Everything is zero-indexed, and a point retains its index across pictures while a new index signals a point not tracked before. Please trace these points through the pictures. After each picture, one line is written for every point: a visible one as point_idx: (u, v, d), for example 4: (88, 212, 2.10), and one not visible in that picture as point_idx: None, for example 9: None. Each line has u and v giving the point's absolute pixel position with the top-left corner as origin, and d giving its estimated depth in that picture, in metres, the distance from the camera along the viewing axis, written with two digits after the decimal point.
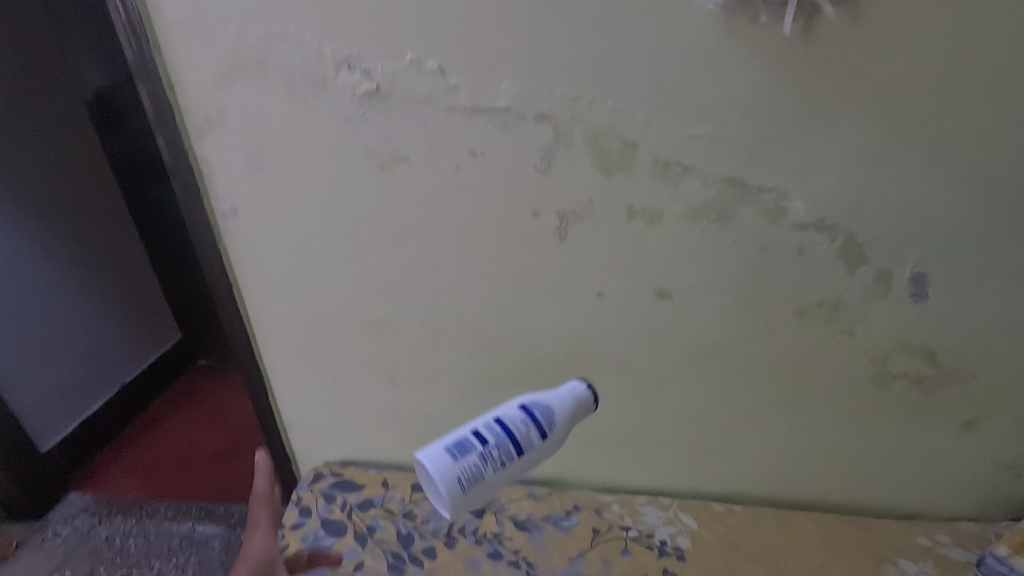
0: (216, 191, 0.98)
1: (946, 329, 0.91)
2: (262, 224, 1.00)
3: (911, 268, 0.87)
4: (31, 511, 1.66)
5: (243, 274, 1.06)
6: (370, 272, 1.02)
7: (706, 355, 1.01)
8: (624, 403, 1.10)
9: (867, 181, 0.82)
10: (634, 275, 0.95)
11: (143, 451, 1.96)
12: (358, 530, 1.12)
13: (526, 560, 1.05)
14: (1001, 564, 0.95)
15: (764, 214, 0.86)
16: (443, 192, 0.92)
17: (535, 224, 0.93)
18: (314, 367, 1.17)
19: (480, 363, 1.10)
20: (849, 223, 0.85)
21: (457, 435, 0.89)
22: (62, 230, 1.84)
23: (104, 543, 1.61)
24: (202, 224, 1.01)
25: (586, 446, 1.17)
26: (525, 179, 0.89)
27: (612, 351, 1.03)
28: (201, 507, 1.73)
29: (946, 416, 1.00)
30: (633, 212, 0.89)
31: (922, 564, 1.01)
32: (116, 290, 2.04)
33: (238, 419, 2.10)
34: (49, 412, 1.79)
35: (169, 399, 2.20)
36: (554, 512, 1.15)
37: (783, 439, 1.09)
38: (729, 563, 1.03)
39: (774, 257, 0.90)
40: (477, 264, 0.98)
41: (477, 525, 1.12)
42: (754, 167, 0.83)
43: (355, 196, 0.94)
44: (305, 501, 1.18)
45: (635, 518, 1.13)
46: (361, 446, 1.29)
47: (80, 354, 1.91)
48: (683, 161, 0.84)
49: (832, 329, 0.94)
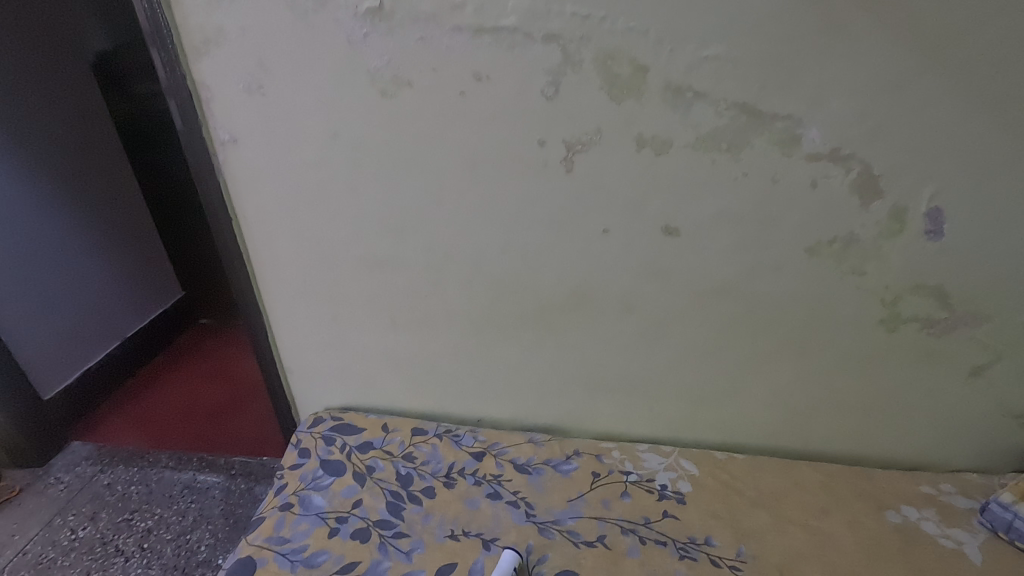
0: (214, 118, 0.96)
1: (959, 269, 0.90)
2: (263, 152, 0.98)
3: (927, 203, 0.86)
4: (35, 457, 1.66)
5: (242, 207, 1.05)
6: (372, 206, 1.00)
7: (713, 295, 0.99)
8: (627, 346, 1.08)
9: (885, 107, 0.80)
10: (641, 209, 0.93)
11: (144, 404, 1.95)
12: (357, 470, 1.11)
13: (525, 501, 1.04)
14: (1005, 510, 0.94)
15: (778, 143, 0.84)
16: (447, 119, 0.90)
17: (541, 153, 0.91)
18: (314, 307, 1.16)
19: (481, 303, 1.08)
20: (865, 153, 0.83)
21: None
22: (75, 183, 1.83)
23: (105, 490, 1.61)
24: (203, 154, 0.99)
25: (587, 392, 1.16)
26: (531, 105, 0.87)
27: (617, 291, 1.02)
28: (202, 457, 1.73)
29: (956, 362, 0.98)
30: (642, 140, 0.87)
31: (926, 510, 1.00)
32: (122, 246, 2.03)
33: (238, 377, 2.10)
34: (54, 361, 1.78)
35: (169, 357, 2.20)
36: (554, 457, 1.14)
37: (788, 386, 1.07)
38: (730, 507, 1.02)
39: (787, 191, 0.87)
40: (481, 197, 0.96)
41: (477, 468, 1.11)
42: (769, 92, 0.81)
43: (357, 123, 0.92)
44: (304, 442, 1.17)
45: (635, 464, 1.12)
46: (360, 392, 1.28)
47: (86, 308, 1.91)
48: (695, 85, 0.82)
49: (844, 268, 0.92)
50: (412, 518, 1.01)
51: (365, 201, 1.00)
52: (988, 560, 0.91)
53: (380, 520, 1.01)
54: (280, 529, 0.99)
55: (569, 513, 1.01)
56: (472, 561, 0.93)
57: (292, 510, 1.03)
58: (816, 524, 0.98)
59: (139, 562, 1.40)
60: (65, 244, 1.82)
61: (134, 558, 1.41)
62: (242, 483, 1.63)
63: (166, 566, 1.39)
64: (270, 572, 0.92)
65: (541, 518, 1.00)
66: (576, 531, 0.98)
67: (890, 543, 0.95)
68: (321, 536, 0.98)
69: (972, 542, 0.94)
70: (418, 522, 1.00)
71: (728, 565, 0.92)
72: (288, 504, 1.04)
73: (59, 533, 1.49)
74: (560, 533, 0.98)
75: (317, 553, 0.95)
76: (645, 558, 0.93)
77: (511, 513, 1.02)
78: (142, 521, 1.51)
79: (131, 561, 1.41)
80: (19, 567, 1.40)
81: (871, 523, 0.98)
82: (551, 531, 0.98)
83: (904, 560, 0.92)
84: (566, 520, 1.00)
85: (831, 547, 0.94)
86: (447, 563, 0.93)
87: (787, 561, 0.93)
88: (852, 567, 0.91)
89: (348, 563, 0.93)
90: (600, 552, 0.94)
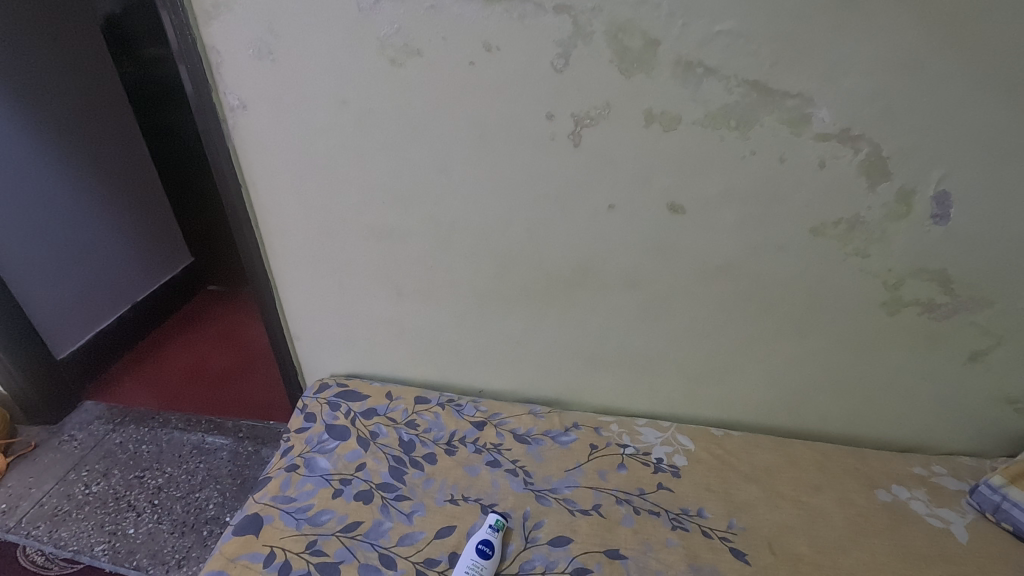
0: (224, 83, 0.97)
1: (964, 254, 0.90)
2: (273, 119, 0.99)
3: (935, 186, 0.85)
4: (49, 415, 1.71)
5: (252, 174, 1.06)
6: (380, 176, 1.01)
7: (715, 273, 1.00)
8: (629, 322, 1.09)
9: (898, 87, 0.79)
10: (647, 185, 0.93)
11: (154, 366, 2.00)
12: (361, 435, 1.14)
13: (524, 469, 1.07)
14: (994, 492, 0.96)
15: (787, 121, 0.84)
16: (456, 89, 0.90)
17: (549, 127, 0.91)
18: (321, 275, 1.17)
19: (486, 275, 1.09)
20: (874, 134, 0.83)
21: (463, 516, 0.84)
22: (87, 146, 1.84)
23: (117, 448, 1.66)
24: (213, 120, 1.00)
25: (588, 366, 1.18)
26: (540, 77, 0.86)
27: (620, 266, 1.02)
28: (210, 420, 1.77)
29: (956, 346, 0.99)
30: (651, 116, 0.87)
31: (916, 490, 1.02)
32: (132, 211, 2.05)
33: (245, 343, 2.14)
34: (66, 322, 1.82)
35: (177, 322, 2.23)
36: (553, 428, 1.16)
37: (787, 365, 1.08)
38: (724, 481, 1.04)
39: (794, 170, 0.87)
40: (487, 168, 0.96)
41: (477, 436, 1.14)
42: (781, 69, 0.80)
43: (367, 91, 0.93)
44: (310, 407, 1.21)
45: (633, 437, 1.14)
46: (365, 359, 1.30)
47: (98, 271, 1.94)
48: (706, 61, 0.81)
49: (847, 250, 0.93)
50: (413, 483, 1.04)
51: (373, 169, 1.00)
52: (973, 539, 0.93)
53: (382, 484, 1.04)
54: (286, 489, 1.03)
55: (565, 483, 1.04)
56: (470, 524, 0.96)
57: (298, 472, 1.06)
58: (807, 500, 1.01)
59: (150, 517, 1.45)
60: (77, 207, 1.84)
61: (145, 513, 1.46)
62: (249, 446, 1.67)
63: (176, 522, 1.44)
64: (276, 528, 0.95)
65: (538, 486, 1.03)
66: (572, 499, 1.01)
67: (879, 520, 0.97)
68: (326, 497, 1.01)
69: (959, 521, 0.96)
70: (420, 487, 1.03)
71: (720, 536, 0.94)
72: (295, 466, 1.07)
73: (74, 487, 1.54)
74: (557, 500, 1.01)
75: (322, 513, 0.98)
76: (638, 526, 0.96)
77: (509, 481, 1.04)
78: (153, 479, 1.56)
79: (142, 516, 1.45)
80: (35, 518, 1.45)
81: (861, 501, 1.00)
82: (548, 498, 1.01)
83: (891, 536, 0.94)
84: (563, 488, 1.03)
85: (820, 522, 0.97)
86: (446, 526, 0.96)
87: (777, 534, 0.95)
88: (840, 541, 0.94)
89: (351, 523, 0.96)
90: (595, 520, 0.97)
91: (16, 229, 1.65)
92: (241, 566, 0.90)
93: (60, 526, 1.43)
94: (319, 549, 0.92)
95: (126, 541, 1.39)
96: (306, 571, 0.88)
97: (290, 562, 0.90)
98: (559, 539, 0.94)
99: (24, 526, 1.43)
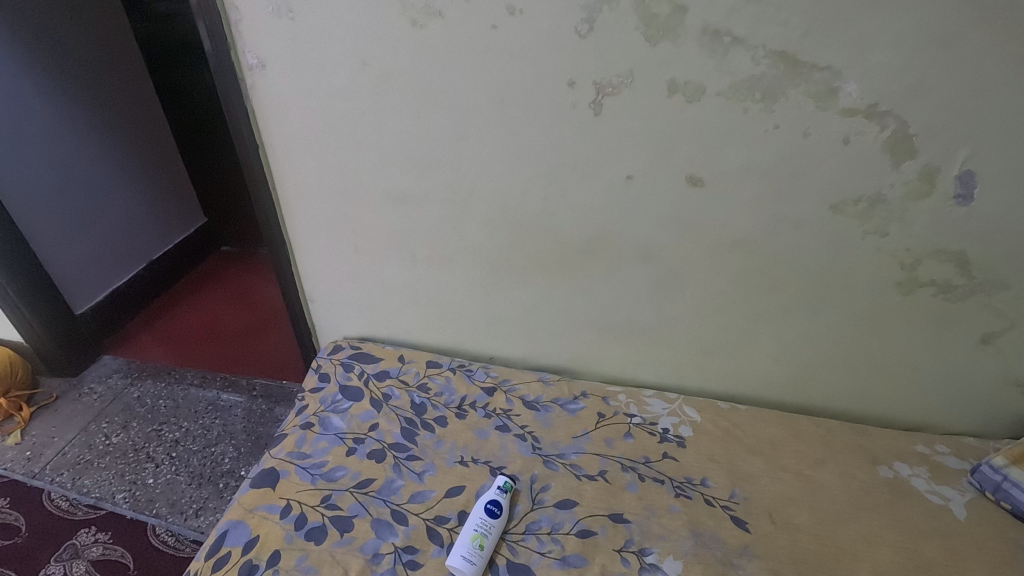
0: (243, 41, 0.96)
1: (985, 236, 0.89)
2: (292, 80, 0.98)
3: (960, 166, 0.84)
4: (69, 368, 1.76)
5: (269, 134, 1.06)
6: (396, 140, 1.01)
7: (731, 247, 1.00)
8: (641, 294, 1.10)
9: (930, 62, 0.77)
10: (667, 157, 0.92)
11: (169, 324, 2.03)
12: (374, 396, 1.16)
13: (532, 435, 1.09)
14: (995, 472, 0.98)
15: (814, 95, 0.82)
16: (477, 53, 0.89)
17: (569, 94, 0.90)
18: (338, 238, 1.18)
19: (500, 243, 1.10)
20: (902, 111, 0.81)
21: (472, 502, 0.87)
22: (104, 103, 1.84)
23: (135, 402, 1.71)
24: (232, 79, 0.99)
25: (599, 336, 1.19)
26: (563, 42, 0.85)
27: (636, 238, 1.03)
28: (225, 377, 1.81)
29: (968, 328, 0.99)
30: (674, 86, 0.85)
31: (918, 467, 1.04)
32: (147, 169, 2.06)
33: (258, 304, 2.17)
34: (84, 278, 1.85)
35: (192, 281, 2.26)
36: (562, 396, 1.18)
37: (796, 342, 1.09)
38: (728, 452, 1.06)
39: (817, 146, 0.86)
40: (506, 135, 0.96)
41: (488, 401, 1.16)
42: (810, 40, 0.78)
43: (386, 52, 0.91)
44: (324, 368, 1.23)
45: (640, 407, 1.16)
46: (378, 323, 1.33)
47: (116, 228, 1.96)
48: (734, 30, 0.79)
49: (865, 228, 0.92)
50: (425, 444, 1.07)
51: (391, 132, 1.00)
52: (972, 516, 0.95)
53: (395, 444, 1.06)
54: (302, 445, 1.06)
55: (573, 448, 1.07)
56: (480, 485, 0.99)
57: (313, 430, 1.09)
58: (810, 474, 1.03)
59: (169, 469, 1.50)
60: (95, 164, 1.85)
61: (164, 465, 1.51)
62: (262, 403, 1.72)
63: (193, 473, 1.49)
64: (292, 482, 0.99)
65: (546, 451, 1.06)
66: (578, 464, 1.03)
67: (879, 494, 0.99)
68: (340, 454, 1.04)
69: (958, 499, 0.98)
70: (431, 448, 1.06)
71: (722, 504, 0.97)
72: (310, 424, 1.10)
73: (94, 438, 1.59)
74: (564, 465, 1.03)
75: (336, 469, 1.01)
76: (642, 493, 0.98)
77: (518, 445, 1.07)
78: (170, 432, 1.61)
79: (161, 467, 1.51)
80: (59, 466, 1.50)
81: (863, 476, 1.02)
82: (555, 463, 1.04)
83: (890, 511, 0.96)
84: (570, 454, 1.05)
85: (821, 495, 0.99)
86: (456, 486, 0.99)
87: (778, 504, 0.97)
88: (840, 514, 0.96)
89: (364, 480, 0.99)
90: (601, 485, 1.00)
91: (39, 185, 1.66)
92: (259, 516, 0.93)
93: (82, 474, 1.48)
94: (333, 503, 0.95)
95: (145, 490, 1.44)
96: (321, 524, 0.92)
97: (305, 514, 0.93)
98: (565, 502, 0.96)
99: (49, 472, 1.48)
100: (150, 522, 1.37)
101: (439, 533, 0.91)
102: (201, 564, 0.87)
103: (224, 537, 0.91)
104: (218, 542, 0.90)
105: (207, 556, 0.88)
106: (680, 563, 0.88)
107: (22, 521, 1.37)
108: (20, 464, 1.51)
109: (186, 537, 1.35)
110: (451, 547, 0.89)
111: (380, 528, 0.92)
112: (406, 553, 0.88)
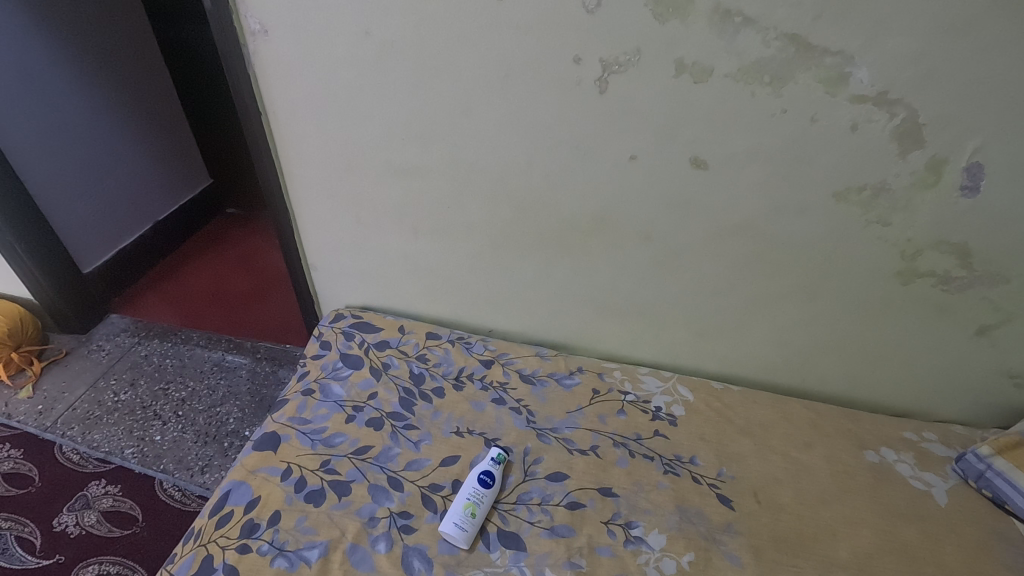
0: (246, 6, 0.94)
1: (987, 229, 0.89)
2: (295, 47, 0.97)
3: (968, 157, 0.83)
4: (79, 326, 1.79)
5: (272, 102, 1.05)
6: (399, 112, 1.00)
7: (732, 230, 0.99)
8: (641, 274, 1.10)
9: (946, 50, 0.75)
10: (671, 140, 0.91)
11: (175, 285, 2.06)
12: (374, 365, 1.19)
13: (527, 408, 1.11)
14: (979, 461, 0.99)
15: (824, 80, 0.81)
16: (482, 26, 0.87)
17: (575, 71, 0.88)
18: (340, 207, 1.19)
19: (501, 219, 1.10)
20: (914, 99, 0.79)
21: (469, 490, 0.94)
22: (108, 60, 1.81)
23: (143, 361, 1.75)
24: (234, 44, 0.98)
25: (598, 314, 1.20)
26: (570, 17, 0.83)
27: (637, 218, 1.02)
28: (230, 339, 1.85)
29: (965, 319, 0.99)
30: (682, 66, 0.84)
31: (904, 453, 1.06)
32: (151, 127, 2.04)
33: (263, 267, 2.19)
34: (91, 237, 1.86)
35: (197, 242, 2.28)
36: (558, 371, 1.20)
37: (791, 325, 1.10)
38: (718, 432, 1.08)
39: (824, 131, 0.85)
40: (510, 109, 0.95)
41: (485, 374, 1.18)
42: (824, 23, 0.76)
43: (389, 20, 0.90)
44: (326, 336, 1.25)
45: (635, 385, 1.18)
46: (380, 293, 1.34)
47: (121, 187, 1.96)
48: (746, 10, 0.77)
49: (868, 217, 0.92)
50: (422, 414, 1.09)
51: (394, 104, 0.99)
52: (951, 502, 0.98)
53: (393, 412, 1.09)
54: (303, 411, 1.09)
55: (566, 423, 1.09)
56: (474, 455, 1.02)
57: (313, 396, 1.12)
58: (797, 456, 1.05)
59: (176, 426, 1.55)
60: (99, 121, 1.83)
61: (171, 423, 1.56)
62: (267, 366, 1.75)
63: (199, 432, 1.54)
64: (292, 446, 1.02)
65: (541, 425, 1.08)
66: (572, 439, 1.06)
67: (863, 477, 1.01)
68: (339, 420, 1.07)
69: (941, 485, 1.00)
70: (428, 418, 1.09)
71: (709, 482, 1.00)
72: (310, 390, 1.13)
73: (103, 394, 1.63)
74: (557, 439, 1.06)
75: (335, 435, 1.04)
76: (632, 468, 1.01)
77: (513, 418, 1.09)
78: (177, 391, 1.65)
79: (168, 425, 1.55)
80: (70, 420, 1.55)
81: (849, 459, 1.04)
82: (548, 437, 1.06)
83: (873, 494, 0.99)
84: (564, 429, 1.08)
85: (807, 476, 1.01)
86: (451, 455, 1.02)
87: (764, 484, 1.00)
88: (822, 495, 0.98)
89: (362, 447, 1.02)
90: (592, 460, 1.02)
91: (45, 144, 1.66)
92: (261, 478, 0.96)
93: (92, 429, 1.53)
94: (331, 468, 0.98)
95: (153, 446, 1.49)
96: (320, 487, 0.95)
97: (305, 477, 0.97)
98: (556, 475, 0.99)
99: (60, 427, 1.53)
100: (158, 477, 1.42)
101: (434, 500, 0.95)
102: (204, 522, 0.91)
103: (227, 497, 0.94)
104: (222, 501, 0.94)
105: (211, 514, 0.92)
106: (664, 536, 0.91)
107: (36, 472, 1.42)
108: (32, 417, 1.55)
109: (192, 493, 1.40)
110: (444, 514, 0.92)
111: (376, 493, 0.95)
112: (401, 518, 0.92)
